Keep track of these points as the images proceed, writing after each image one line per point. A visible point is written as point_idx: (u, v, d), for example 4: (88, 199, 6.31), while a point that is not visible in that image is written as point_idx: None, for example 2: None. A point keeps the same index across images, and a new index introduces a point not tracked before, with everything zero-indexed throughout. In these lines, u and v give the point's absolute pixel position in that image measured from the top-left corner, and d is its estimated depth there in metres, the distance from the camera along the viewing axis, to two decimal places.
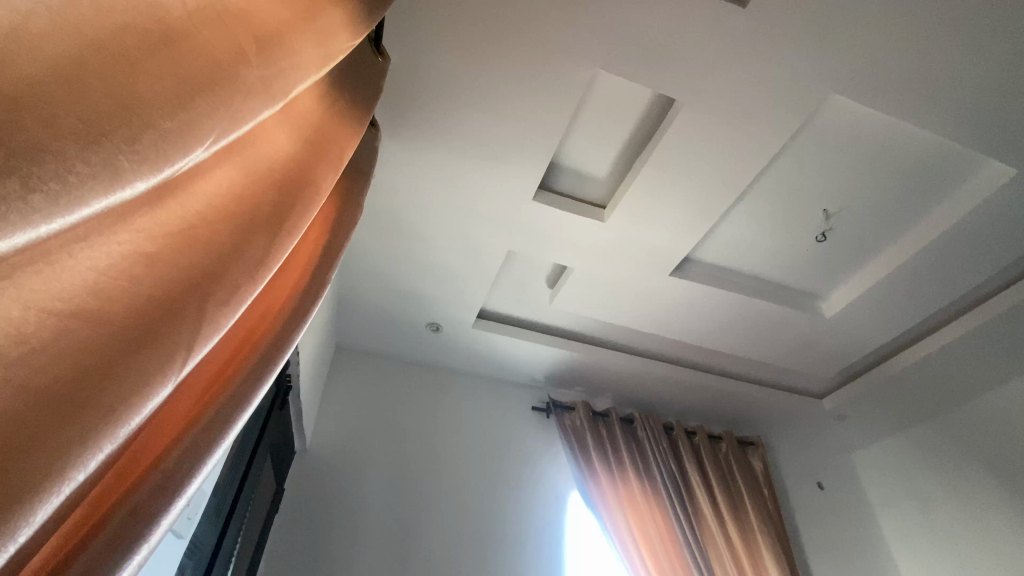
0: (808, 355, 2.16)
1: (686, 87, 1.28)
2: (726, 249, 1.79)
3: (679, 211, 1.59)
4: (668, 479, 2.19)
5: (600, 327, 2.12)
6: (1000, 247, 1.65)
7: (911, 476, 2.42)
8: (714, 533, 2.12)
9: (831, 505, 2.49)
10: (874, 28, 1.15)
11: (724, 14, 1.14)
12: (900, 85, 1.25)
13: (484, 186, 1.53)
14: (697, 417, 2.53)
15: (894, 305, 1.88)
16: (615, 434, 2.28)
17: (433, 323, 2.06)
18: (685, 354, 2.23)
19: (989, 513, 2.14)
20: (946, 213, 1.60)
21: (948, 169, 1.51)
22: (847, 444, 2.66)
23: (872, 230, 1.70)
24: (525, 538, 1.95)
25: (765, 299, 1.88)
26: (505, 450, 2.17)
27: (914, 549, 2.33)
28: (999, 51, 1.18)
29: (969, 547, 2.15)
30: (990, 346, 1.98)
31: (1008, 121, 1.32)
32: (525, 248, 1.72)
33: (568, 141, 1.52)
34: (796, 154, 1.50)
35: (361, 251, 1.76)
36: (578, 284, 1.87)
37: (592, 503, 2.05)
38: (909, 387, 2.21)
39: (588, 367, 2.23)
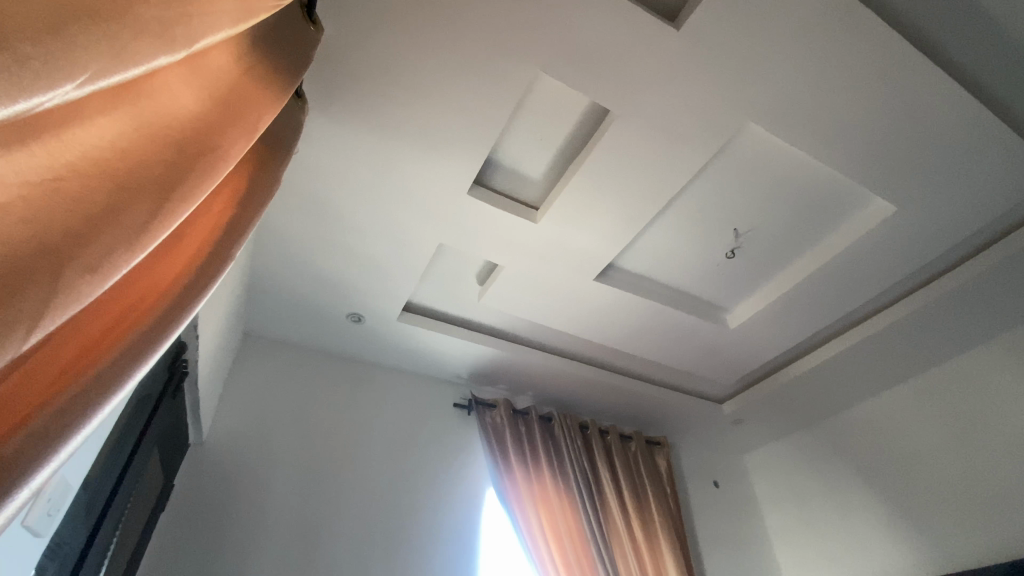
0: (714, 362, 2.32)
1: (621, 99, 1.33)
2: (648, 258, 1.88)
3: (607, 218, 1.64)
4: (580, 476, 2.26)
5: (525, 327, 2.15)
6: (876, 275, 1.88)
7: (793, 475, 2.69)
8: (620, 528, 2.22)
9: (724, 502, 2.71)
10: (787, 65, 1.26)
11: (661, 33, 1.19)
12: (805, 122, 1.38)
13: (417, 174, 1.49)
14: (612, 417, 2.64)
15: (788, 320, 2.08)
16: (533, 431, 2.32)
17: (355, 313, 1.97)
18: (604, 357, 2.32)
19: (851, 508, 2.43)
20: (836, 241, 1.79)
21: (840, 202, 1.69)
22: (741, 446, 2.90)
23: (775, 251, 1.86)
24: (438, 535, 1.93)
25: (679, 309, 2.00)
26: (422, 446, 2.12)
27: (791, 541, 2.60)
28: (885, 101, 1.35)
29: (837, 538, 2.43)
30: (862, 361, 2.25)
31: (890, 164, 1.50)
32: (457, 242, 1.70)
33: (505, 138, 1.51)
34: (715, 174, 1.60)
35: (279, 231, 1.65)
36: (507, 282, 1.88)
37: (506, 500, 2.07)
38: (796, 395, 2.46)
39: (512, 365, 2.25)
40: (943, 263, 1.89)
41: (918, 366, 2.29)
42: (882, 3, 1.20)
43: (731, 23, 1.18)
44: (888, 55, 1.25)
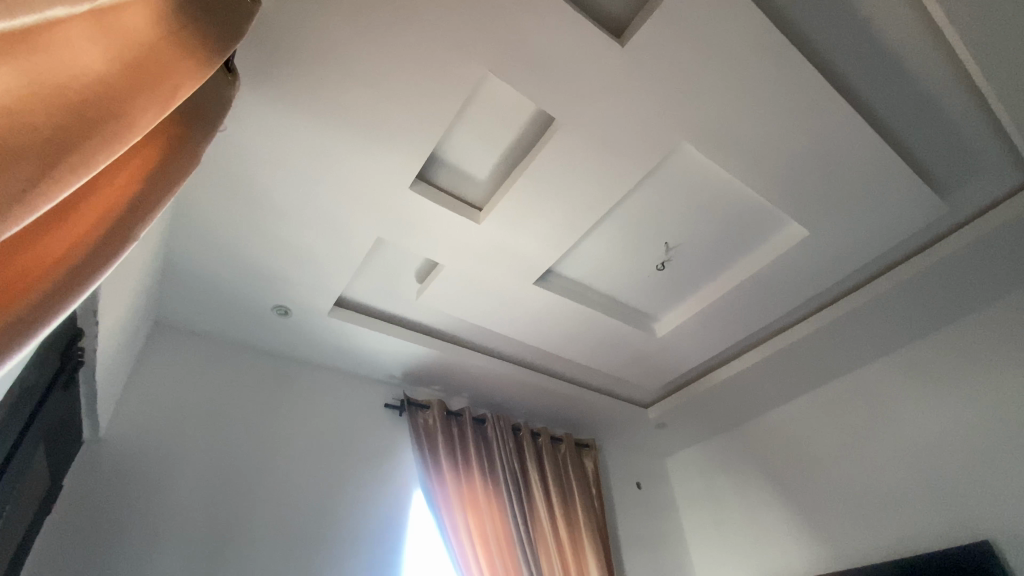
0: (642, 369, 2.42)
1: (566, 109, 1.36)
2: (585, 266, 1.93)
3: (547, 223, 1.67)
4: (510, 477, 2.28)
5: (462, 327, 2.14)
6: (787, 294, 2.05)
7: (708, 477, 2.87)
8: (546, 529, 2.27)
9: (646, 502, 2.84)
10: (718, 92, 1.35)
11: (605, 48, 1.24)
12: (732, 147, 1.49)
13: (356, 166, 1.44)
14: (544, 419, 2.69)
15: (710, 332, 2.22)
16: (466, 432, 2.31)
17: (282, 306, 1.88)
18: (539, 360, 2.36)
19: (757, 509, 2.62)
20: (755, 260, 1.93)
21: (761, 224, 1.83)
22: (664, 450, 3.05)
23: (701, 266, 1.97)
24: (360, 538, 1.87)
25: (612, 316, 2.08)
26: (349, 446, 2.05)
27: (704, 539, 2.77)
28: (801, 135, 1.47)
29: (744, 536, 2.61)
30: (773, 372, 2.44)
31: (804, 192, 1.64)
32: (396, 238, 1.67)
33: (450, 137, 1.49)
34: (650, 189, 1.68)
35: (202, 215, 1.54)
36: (446, 282, 1.86)
37: (434, 502, 2.04)
38: (714, 402, 2.62)
39: (447, 366, 2.24)
40: (847, 285, 2.08)
41: (822, 378, 2.51)
42: (804, 42, 1.31)
43: (670, 46, 1.25)
44: (805, 93, 1.36)
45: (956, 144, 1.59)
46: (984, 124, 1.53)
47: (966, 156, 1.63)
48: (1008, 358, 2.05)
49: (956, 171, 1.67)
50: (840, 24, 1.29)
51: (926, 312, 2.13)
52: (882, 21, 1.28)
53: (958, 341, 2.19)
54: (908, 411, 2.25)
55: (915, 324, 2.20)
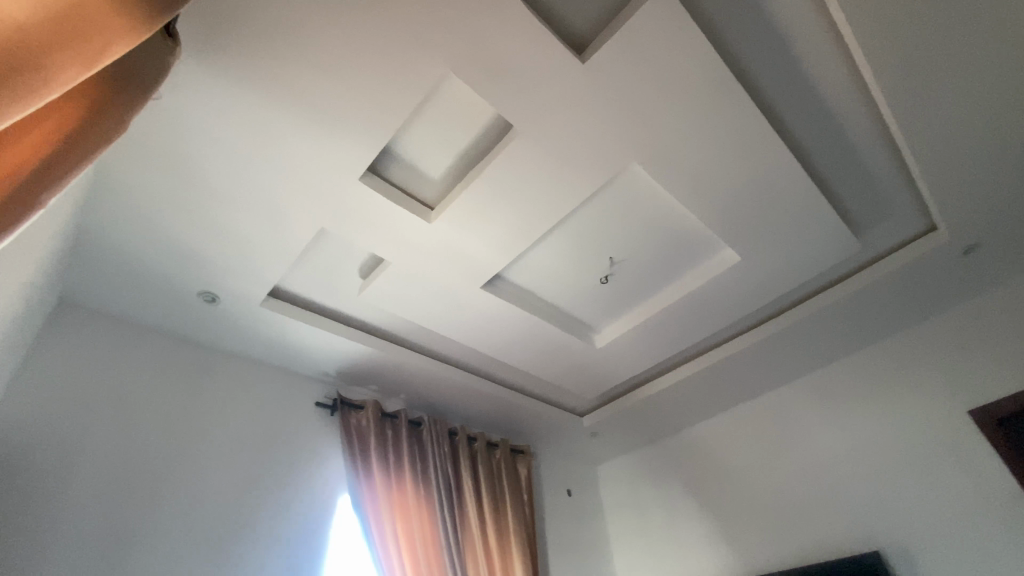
0: (580, 379, 2.47)
1: (524, 117, 1.37)
2: (532, 273, 1.95)
3: (498, 229, 1.68)
4: (442, 482, 2.25)
5: (404, 327, 2.09)
6: (718, 315, 2.18)
7: (635, 486, 2.98)
8: (474, 534, 2.26)
9: (574, 509, 2.90)
10: (669, 117, 1.42)
11: (566, 63, 1.27)
12: (677, 171, 1.57)
13: (304, 152, 1.38)
14: (481, 425, 2.68)
15: (646, 346, 2.31)
16: (400, 435, 2.26)
17: (209, 293, 1.76)
18: (480, 364, 2.35)
19: (676, 517, 2.74)
20: (690, 280, 2.04)
21: (698, 248, 1.93)
22: (595, 458, 3.14)
23: (642, 282, 2.05)
24: (278, 543, 1.78)
25: (555, 325, 2.11)
26: (273, 445, 1.95)
27: (627, 546, 2.87)
28: (740, 167, 1.57)
29: (664, 543, 2.73)
30: (701, 388, 2.57)
31: (739, 220, 1.75)
32: (342, 231, 1.61)
33: (406, 132, 1.46)
34: (599, 204, 1.72)
35: (124, 189, 1.41)
36: (390, 279, 1.82)
37: (362, 505, 1.98)
38: (645, 414, 2.72)
39: (385, 366, 2.18)
40: (771, 309, 2.23)
41: (744, 395, 2.68)
42: (748, 80, 1.41)
43: (627, 68, 1.30)
44: (745, 127, 1.46)
45: (871, 189, 1.76)
46: (896, 172, 1.70)
47: (879, 200, 1.80)
48: (903, 384, 2.26)
49: (870, 213, 1.85)
50: (781, 67, 1.39)
51: (837, 338, 2.33)
52: (817, 70, 1.40)
53: (860, 367, 2.42)
54: (816, 429, 2.45)
55: (828, 349, 2.40)
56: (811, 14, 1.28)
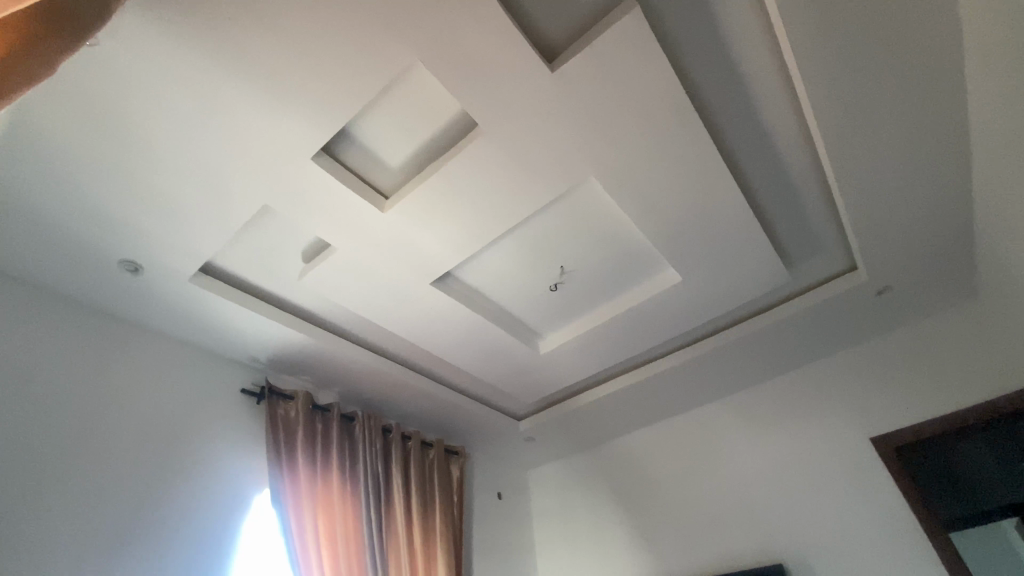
0: (521, 384, 2.49)
1: (490, 118, 1.37)
2: (483, 274, 1.94)
3: (453, 226, 1.66)
4: (371, 480, 2.19)
5: (345, 317, 2.02)
6: (658, 331, 2.26)
7: (563, 492, 3.04)
8: (399, 535, 2.21)
9: (501, 513, 2.91)
10: (628, 135, 1.46)
11: (536, 69, 1.27)
12: (632, 189, 1.62)
13: (254, 122, 1.30)
14: (417, 423, 2.64)
15: (587, 356, 2.36)
16: (331, 430, 2.17)
17: (132, 263, 1.61)
18: (421, 361, 2.31)
19: (599, 525, 2.82)
20: (634, 296, 2.11)
21: (644, 265, 2.00)
22: (527, 462, 3.17)
23: (590, 293, 2.09)
24: (187, 538, 1.66)
25: (500, 327, 2.11)
26: (189, 431, 1.81)
27: (551, 550, 2.91)
28: (690, 191, 1.64)
29: (585, 549, 2.79)
30: (635, 400, 2.66)
31: (684, 242, 1.82)
32: (288, 211, 1.54)
33: (367, 116, 1.41)
34: (556, 213, 1.74)
35: (42, 138, 1.27)
36: (336, 267, 1.75)
37: (283, 501, 1.88)
38: (579, 422, 2.78)
39: (321, 357, 2.09)
40: (705, 329, 2.35)
41: (673, 410, 2.80)
42: (704, 111, 1.48)
43: (594, 83, 1.32)
44: (699, 155, 1.53)
45: (804, 225, 1.89)
46: (826, 213, 1.84)
47: (810, 237, 1.95)
48: (815, 408, 2.45)
49: (800, 248, 1.99)
50: (735, 101, 1.47)
51: (762, 362, 2.49)
52: (767, 109, 1.49)
53: (779, 390, 2.59)
54: (734, 445, 2.60)
55: (753, 371, 2.55)
56: (766, 57, 1.36)
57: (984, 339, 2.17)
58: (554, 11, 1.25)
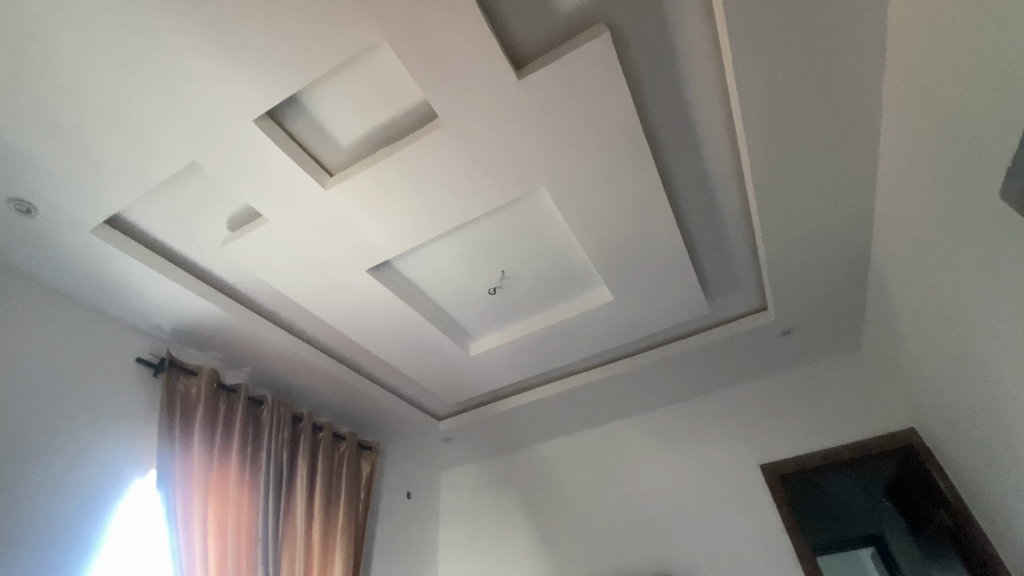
0: (445, 384, 2.46)
1: (451, 113, 1.35)
2: (423, 269, 1.91)
3: (398, 215, 1.61)
4: (273, 470, 2.06)
5: (269, 294, 1.89)
6: (586, 346, 2.33)
7: (474, 495, 3.04)
8: (297, 529, 2.10)
9: (408, 512, 2.85)
10: (583, 153, 1.50)
11: (503, 73, 1.28)
12: (580, 205, 1.66)
13: (194, 71, 1.19)
14: (331, 414, 2.53)
15: (515, 363, 2.38)
16: (235, 412, 2.03)
17: (25, 203, 1.42)
18: (344, 349, 2.21)
19: (504, 531, 2.84)
20: (567, 309, 2.16)
21: (581, 282, 2.06)
22: (441, 463, 3.14)
23: (526, 302, 2.12)
24: (54, 514, 1.46)
25: (434, 324, 2.08)
26: (70, 396, 1.62)
27: (454, 553, 2.89)
28: (633, 217, 1.71)
29: (489, 553, 2.80)
30: (555, 410, 2.72)
31: (622, 265, 1.90)
32: (220, 172, 1.42)
33: (322, 87, 1.34)
34: (504, 218, 1.75)
35: None
36: (265, 240, 1.64)
37: (171, 483, 1.72)
38: (498, 427, 2.80)
39: (235, 333, 1.95)
40: (629, 349, 2.46)
41: (590, 423, 2.89)
42: (656, 143, 1.56)
43: (558, 98, 1.35)
44: (645, 183, 1.60)
45: (728, 263, 2.04)
46: (748, 255, 2.00)
47: (731, 274, 2.10)
48: (716, 433, 2.63)
49: (722, 284, 2.14)
50: (684, 138, 1.55)
51: (675, 386, 2.64)
52: (710, 152, 1.60)
53: (687, 414, 2.76)
54: (641, 462, 2.73)
55: (667, 394, 2.71)
56: (716, 103, 1.46)
57: (864, 386, 2.45)
58: (528, 21, 1.26)
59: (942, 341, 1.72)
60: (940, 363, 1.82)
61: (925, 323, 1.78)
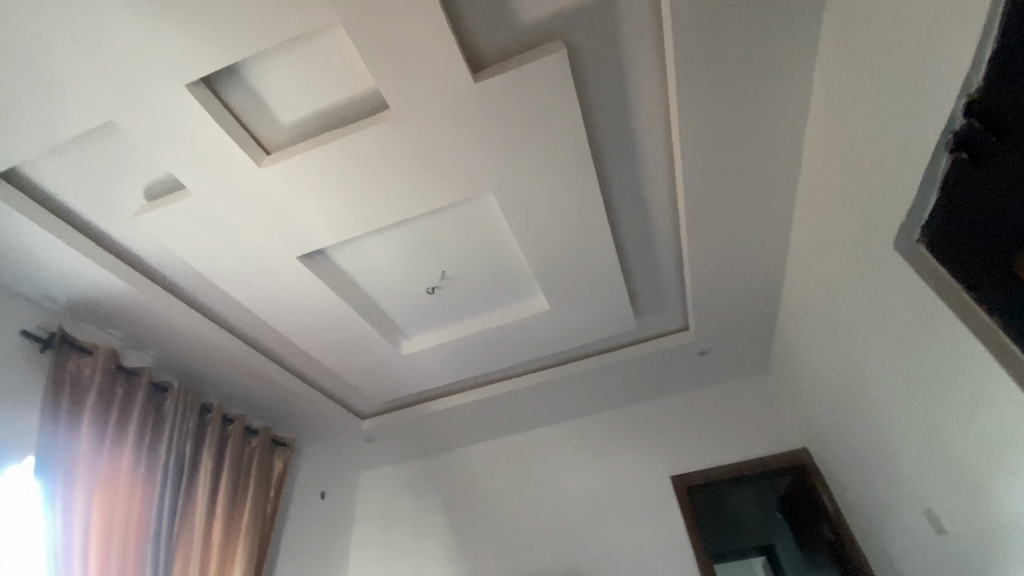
0: (372, 381, 2.38)
1: (402, 106, 1.33)
2: (359, 261, 1.85)
3: (337, 203, 1.56)
4: (173, 462, 1.90)
5: (186, 272, 1.75)
6: (518, 353, 2.36)
7: (392, 497, 2.97)
8: (195, 528, 1.94)
9: (321, 513, 2.73)
10: (531, 163, 1.53)
11: (459, 74, 1.28)
12: (523, 214, 1.68)
13: (123, 22, 1.09)
14: (245, 406, 2.38)
15: (447, 364, 2.36)
16: (134, 397, 1.85)
17: None
18: (266, 338, 2.10)
19: (421, 534, 2.79)
20: (503, 315, 2.18)
21: (518, 289, 2.08)
22: (361, 463, 3.04)
23: (463, 304, 2.11)
24: None
25: (366, 319, 2.02)
26: None
27: (366, 556, 2.81)
28: (574, 230, 1.76)
29: (403, 557, 2.75)
30: (482, 414, 2.72)
31: (559, 276, 1.95)
32: (142, 135, 1.31)
33: (267, 60, 1.27)
34: (447, 218, 1.74)
35: None
36: (186, 214, 1.52)
37: (50, 470, 1.54)
38: (424, 428, 2.75)
39: (142, 312, 1.78)
40: (560, 359, 2.52)
41: (516, 428, 2.92)
42: (601, 161, 1.62)
43: (511, 105, 1.37)
44: (587, 199, 1.66)
45: (657, 283, 2.15)
46: (676, 277, 2.12)
47: (659, 294, 2.22)
48: (634, 444, 2.74)
49: (650, 302, 2.25)
50: (627, 160, 1.63)
51: (601, 396, 2.74)
52: (649, 176, 1.68)
53: (609, 425, 2.86)
54: (561, 469, 2.79)
55: (592, 404, 2.79)
56: (658, 131, 1.54)
57: (767, 406, 2.66)
58: (489, 25, 1.27)
59: (834, 369, 1.91)
60: (831, 389, 2.02)
61: (822, 352, 1.97)
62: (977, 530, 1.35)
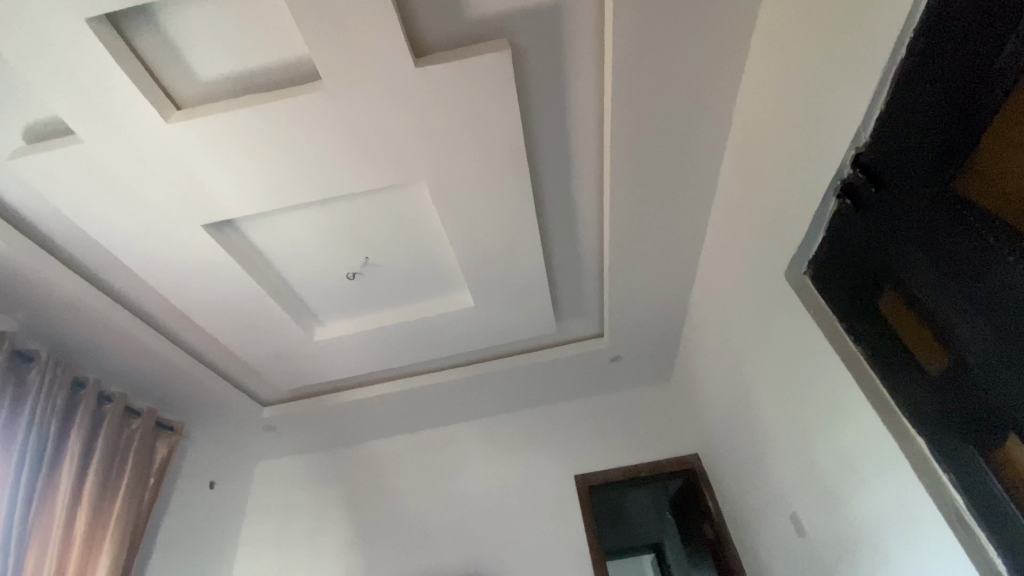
0: (279, 366, 2.25)
1: (336, 80, 1.27)
2: (275, 237, 1.74)
3: (255, 172, 1.46)
4: (33, 442, 1.68)
5: (68, 229, 1.55)
6: (438, 348, 2.34)
7: (292, 489, 2.82)
8: (55, 517, 1.73)
9: (208, 505, 2.54)
10: (466, 158, 1.52)
11: (400, 56, 1.24)
12: (453, 207, 1.67)
13: None
14: (129, 384, 2.15)
15: (362, 354, 2.29)
16: None
17: None
18: (160, 312, 1.91)
19: (319, 528, 2.69)
20: (425, 308, 2.15)
21: (443, 283, 2.06)
22: (259, 453, 2.86)
23: (384, 293, 2.06)
24: None
25: (276, 300, 1.90)
26: None
27: (257, 550, 2.66)
28: (503, 230, 1.78)
29: (298, 551, 2.63)
30: (395, 407, 2.66)
31: (485, 274, 1.95)
32: (25, 66, 1.14)
33: (186, 7, 1.16)
34: (374, 202, 1.69)
35: None
36: (74, 164, 1.35)
37: None
38: (331, 418, 2.64)
39: (7, 270, 1.55)
40: (479, 356, 2.53)
41: (430, 423, 2.89)
42: (535, 165, 1.64)
43: (451, 97, 1.35)
44: (518, 200, 1.68)
45: (578, 290, 2.23)
46: (595, 285, 2.21)
47: (580, 300, 2.29)
48: (544, 444, 2.82)
49: (570, 308, 2.33)
50: (560, 167, 1.67)
51: (516, 396, 2.78)
52: (579, 185, 1.74)
53: (521, 424, 2.91)
54: (471, 466, 2.80)
55: (506, 402, 2.83)
56: (592, 143, 1.60)
57: (667, 414, 2.84)
58: (435, 11, 1.24)
59: (726, 383, 2.09)
60: (722, 401, 2.21)
61: (717, 366, 2.14)
62: (827, 530, 1.54)
